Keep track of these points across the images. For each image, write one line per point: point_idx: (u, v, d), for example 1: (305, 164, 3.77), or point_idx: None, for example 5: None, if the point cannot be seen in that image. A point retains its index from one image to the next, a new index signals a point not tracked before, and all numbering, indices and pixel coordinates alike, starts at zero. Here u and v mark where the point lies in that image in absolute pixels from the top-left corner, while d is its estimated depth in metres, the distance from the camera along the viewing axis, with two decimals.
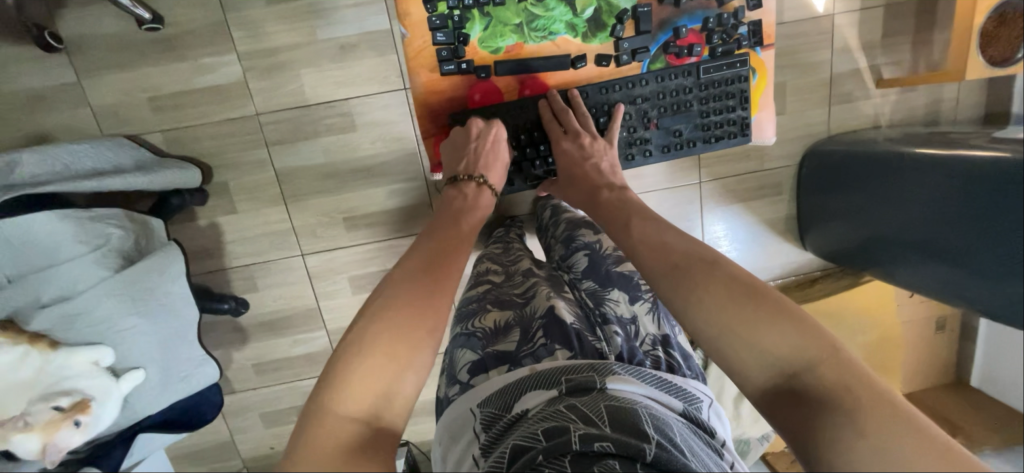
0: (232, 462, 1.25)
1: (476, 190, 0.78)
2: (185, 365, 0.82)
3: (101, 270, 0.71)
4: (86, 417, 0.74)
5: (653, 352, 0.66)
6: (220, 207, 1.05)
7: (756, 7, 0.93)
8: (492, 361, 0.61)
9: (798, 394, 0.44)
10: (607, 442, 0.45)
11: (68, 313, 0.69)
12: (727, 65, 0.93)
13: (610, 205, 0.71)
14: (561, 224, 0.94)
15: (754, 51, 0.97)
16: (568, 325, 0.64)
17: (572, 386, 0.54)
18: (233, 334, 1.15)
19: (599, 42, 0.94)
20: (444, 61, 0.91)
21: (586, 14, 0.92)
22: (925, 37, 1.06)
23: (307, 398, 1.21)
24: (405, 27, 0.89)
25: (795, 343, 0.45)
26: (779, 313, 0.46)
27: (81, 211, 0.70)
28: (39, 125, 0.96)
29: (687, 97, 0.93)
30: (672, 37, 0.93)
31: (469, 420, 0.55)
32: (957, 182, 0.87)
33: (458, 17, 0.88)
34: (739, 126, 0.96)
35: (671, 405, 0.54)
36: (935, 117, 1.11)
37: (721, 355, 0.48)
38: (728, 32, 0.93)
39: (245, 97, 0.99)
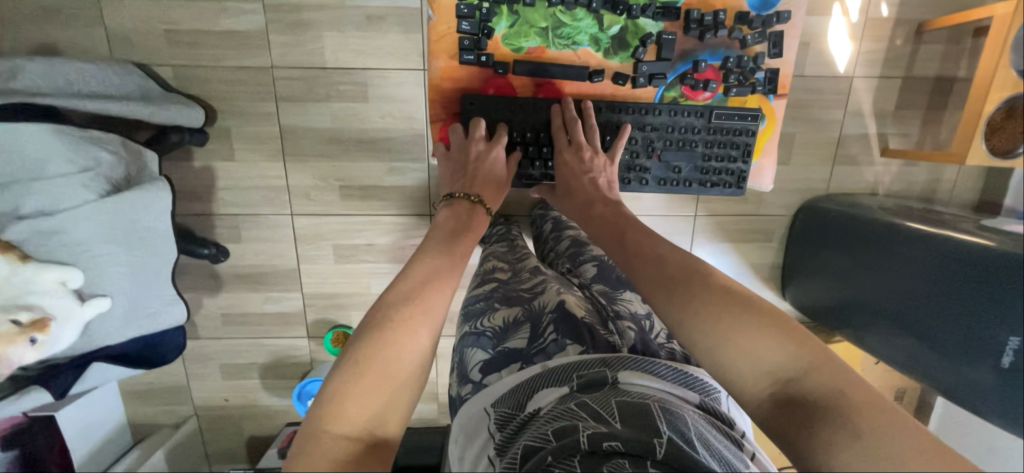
0: (182, 408, 1.24)
1: (469, 208, 0.73)
2: (152, 302, 0.82)
3: (87, 194, 0.69)
4: (43, 336, 0.72)
5: (669, 345, 0.66)
6: (217, 152, 1.04)
7: (777, 55, 0.95)
8: (504, 360, 0.61)
9: (795, 401, 0.42)
10: (616, 441, 0.46)
11: (43, 229, 0.67)
12: (738, 116, 0.93)
13: (603, 221, 0.71)
14: (563, 239, 0.97)
15: (767, 97, 0.99)
16: (579, 320, 0.66)
17: (584, 382, 0.55)
18: (207, 280, 1.14)
19: (619, 60, 0.95)
20: (465, 50, 0.91)
21: (611, 31, 0.93)
22: (936, 115, 1.08)
23: (270, 356, 1.20)
24: (434, 11, 0.89)
25: (789, 351, 0.45)
26: (772, 323, 0.46)
27: (77, 130, 0.68)
28: (48, 35, 0.94)
29: (694, 137, 0.94)
30: (690, 69, 0.95)
31: (483, 420, 0.55)
32: (945, 262, 0.89)
33: (486, 10, 0.88)
34: (736, 178, 0.97)
35: (685, 397, 0.55)
36: (931, 194, 1.13)
37: (713, 365, 0.48)
38: (745, 75, 0.95)
39: (263, 48, 0.98)
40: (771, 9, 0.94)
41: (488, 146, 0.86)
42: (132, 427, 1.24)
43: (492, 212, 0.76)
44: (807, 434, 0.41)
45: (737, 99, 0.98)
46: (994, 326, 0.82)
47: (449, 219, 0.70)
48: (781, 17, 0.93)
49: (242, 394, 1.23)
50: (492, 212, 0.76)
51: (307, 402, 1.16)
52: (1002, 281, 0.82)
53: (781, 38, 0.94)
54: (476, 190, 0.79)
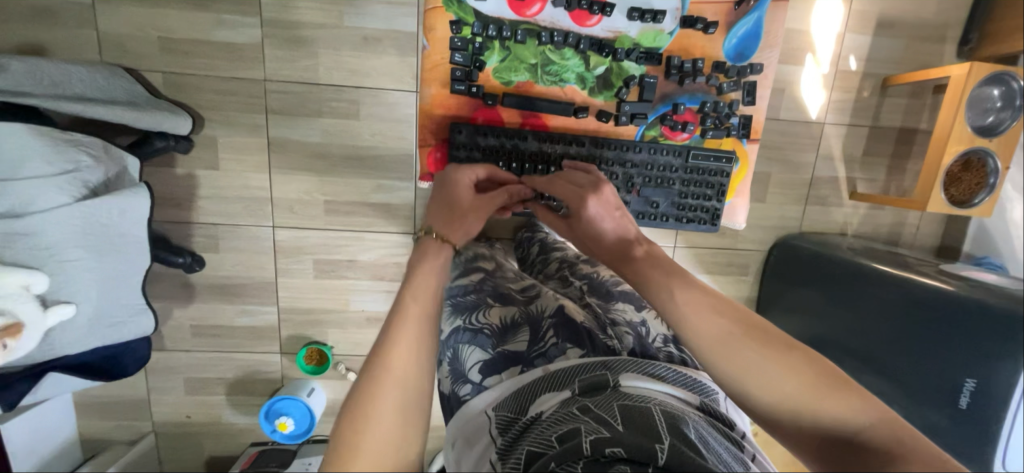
0: (140, 423, 1.18)
1: (429, 248, 0.61)
2: (119, 311, 0.78)
3: (61, 196, 0.67)
4: (13, 342, 0.68)
5: (666, 349, 0.66)
6: (201, 160, 1.03)
7: (751, 103, 1.00)
8: (504, 362, 0.61)
9: (860, 450, 0.45)
10: (618, 447, 0.46)
11: (12, 230, 0.65)
12: (714, 157, 0.97)
13: (637, 267, 0.62)
14: (551, 262, 0.95)
15: (739, 141, 1.03)
16: (579, 324, 0.66)
17: (584, 385, 0.55)
18: (179, 289, 1.10)
19: (604, 99, 0.99)
20: (456, 81, 0.93)
21: (597, 71, 0.97)
22: (901, 163, 1.15)
23: (238, 372, 1.17)
24: (428, 41, 0.92)
25: (852, 404, 0.47)
26: (832, 379, 0.48)
27: (57, 132, 0.67)
28: (39, 35, 0.94)
29: (671, 175, 0.97)
30: (670, 110, 0.99)
31: (483, 422, 0.54)
32: (903, 303, 0.94)
33: (478, 44, 0.91)
34: (710, 215, 1.00)
35: (687, 400, 0.55)
36: (896, 237, 1.19)
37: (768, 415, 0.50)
38: (721, 119, 1.00)
39: (258, 61, 0.99)
40: (746, 60, 0.99)
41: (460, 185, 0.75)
42: (84, 442, 1.17)
43: (458, 249, 0.65)
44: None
45: (712, 142, 1.02)
46: (955, 369, 0.88)
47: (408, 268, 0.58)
48: (754, 69, 0.98)
49: (206, 411, 1.18)
50: (457, 249, 0.65)
51: (273, 420, 1.12)
52: (963, 324, 0.87)
53: (755, 87, 0.99)
54: (445, 225, 0.66)
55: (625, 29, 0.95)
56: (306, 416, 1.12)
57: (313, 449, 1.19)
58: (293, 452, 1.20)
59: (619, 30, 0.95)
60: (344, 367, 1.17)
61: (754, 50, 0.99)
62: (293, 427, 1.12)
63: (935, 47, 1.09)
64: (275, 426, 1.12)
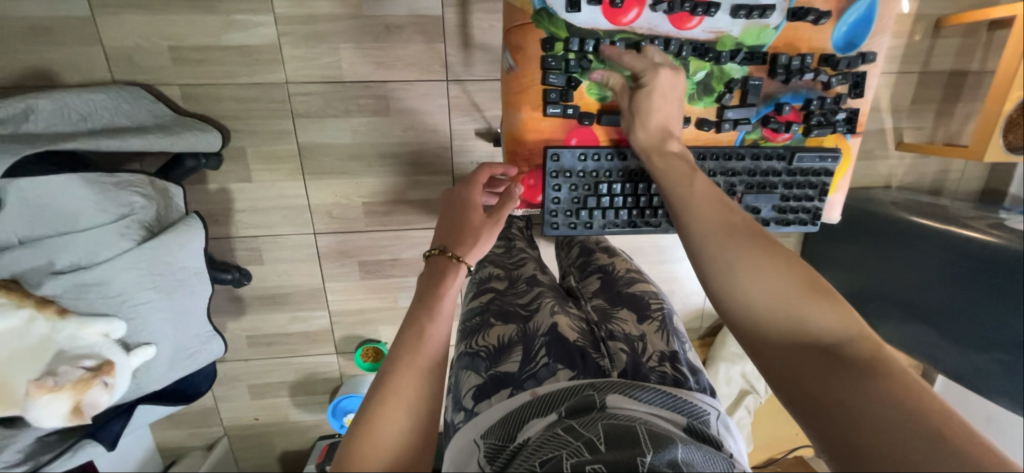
0: (211, 429, 1.23)
1: (441, 267, 0.62)
2: (192, 342, 0.79)
3: (124, 242, 0.66)
4: (113, 379, 0.68)
5: (661, 367, 0.61)
6: (233, 173, 0.99)
7: (858, 96, 0.80)
8: (493, 385, 0.59)
9: (830, 360, 0.45)
10: (598, 465, 0.43)
11: (83, 283, 0.63)
12: (820, 157, 0.80)
13: (665, 158, 0.70)
14: (575, 247, 0.94)
15: (842, 137, 0.83)
16: (572, 343, 0.63)
17: (571, 408, 0.52)
18: (229, 303, 1.11)
19: (703, 106, 0.78)
20: (550, 104, 0.75)
21: (698, 76, 0.77)
22: (949, 108, 1.10)
23: (298, 374, 1.20)
24: (516, 62, 0.74)
25: (836, 322, 0.46)
26: (822, 294, 0.48)
27: (106, 176, 0.64)
28: (41, 58, 0.87)
29: (774, 179, 0.81)
30: (773, 111, 0.79)
31: (472, 452, 0.52)
32: (953, 259, 0.96)
33: (574, 61, 0.73)
34: (811, 215, 0.84)
35: (673, 419, 0.51)
36: (940, 185, 1.17)
37: (753, 326, 0.50)
38: (827, 116, 0.80)
39: (277, 63, 0.93)
40: (856, 49, 0.79)
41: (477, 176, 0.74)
42: (163, 450, 1.23)
43: (471, 267, 0.64)
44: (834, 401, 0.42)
45: (814, 140, 0.82)
46: (1010, 318, 0.90)
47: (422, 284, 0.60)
48: (867, 59, 0.78)
49: (272, 412, 1.23)
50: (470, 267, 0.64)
51: (341, 417, 1.17)
52: (1013, 275, 0.88)
53: (864, 78, 0.79)
54: (455, 240, 0.66)
55: (728, 27, 0.75)
56: None
57: None
58: None
59: (722, 30, 0.75)
60: None
61: (865, 38, 0.78)
62: None
63: None
64: (344, 422, 1.17)
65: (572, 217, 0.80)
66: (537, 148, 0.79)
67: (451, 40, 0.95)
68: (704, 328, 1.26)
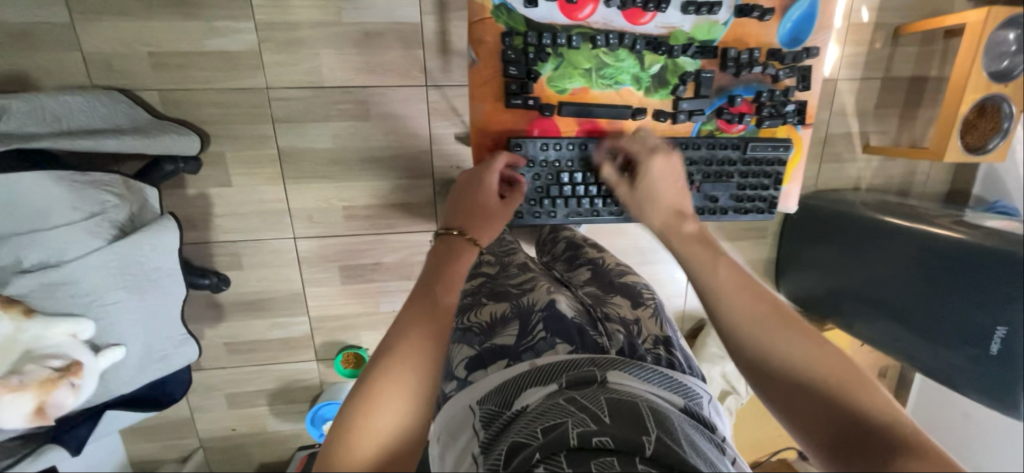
0: (186, 441, 1.20)
1: (454, 244, 0.59)
2: (164, 345, 0.78)
3: (94, 240, 0.66)
4: (79, 380, 0.68)
5: (655, 350, 0.64)
6: (212, 178, 1.00)
7: (805, 89, 0.87)
8: (490, 356, 0.61)
9: (872, 444, 0.43)
10: (605, 437, 0.45)
11: (51, 281, 0.63)
12: (771, 146, 0.86)
13: (685, 242, 0.62)
14: (559, 243, 0.93)
15: (793, 128, 0.90)
16: (569, 320, 0.64)
17: (572, 380, 0.54)
18: (207, 309, 1.10)
19: (659, 98, 0.85)
20: (511, 95, 0.80)
21: (653, 70, 0.83)
22: (911, 113, 1.15)
23: (277, 382, 1.18)
24: (477, 55, 0.78)
25: (869, 404, 0.46)
26: (856, 376, 0.48)
27: (77, 174, 0.65)
28: (19, 64, 0.87)
29: (730, 169, 0.86)
30: (726, 103, 0.86)
31: (468, 417, 0.55)
32: (923, 256, 0.98)
33: (533, 54, 0.78)
34: (767, 203, 0.89)
35: (670, 400, 0.54)
36: (908, 187, 1.20)
37: (789, 400, 0.49)
38: (777, 108, 0.86)
39: (257, 68, 0.94)
40: (800, 45, 0.86)
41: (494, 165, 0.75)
42: (136, 464, 1.20)
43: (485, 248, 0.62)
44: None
45: (767, 131, 0.89)
46: (978, 314, 0.92)
47: (432, 259, 0.57)
48: (810, 53, 0.85)
49: (251, 422, 1.20)
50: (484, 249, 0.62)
51: (320, 426, 1.16)
52: (985, 268, 0.91)
53: (810, 72, 0.86)
54: (468, 221, 0.63)
55: (679, 23, 0.82)
56: None
57: None
58: None
59: (674, 25, 0.82)
60: None
61: (809, 34, 0.86)
62: None
63: None
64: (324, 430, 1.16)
65: (536, 206, 0.83)
66: (501, 138, 0.82)
67: (430, 47, 0.98)
68: (686, 329, 1.27)
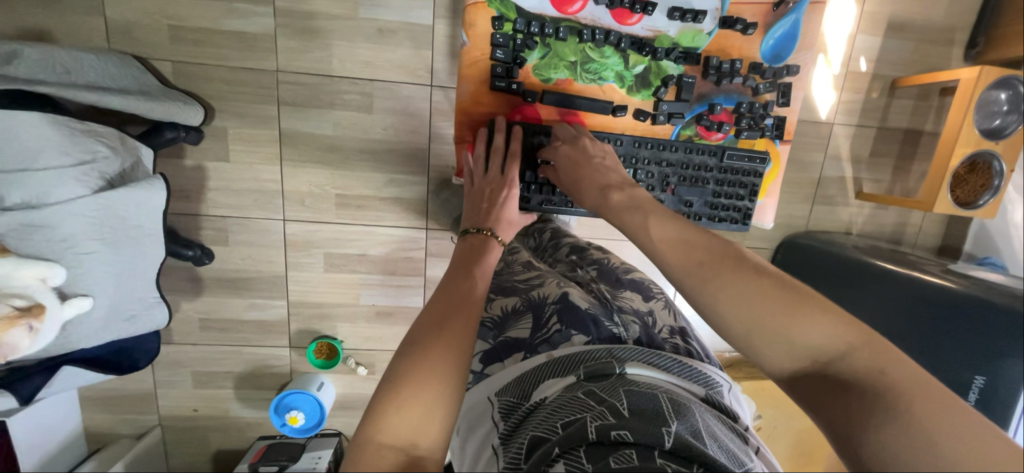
0: (146, 417, 1.17)
1: (482, 241, 0.64)
2: (134, 305, 0.81)
3: (79, 188, 0.69)
4: (40, 324, 0.71)
5: (672, 340, 0.63)
6: (211, 152, 1.01)
7: (785, 105, 0.91)
8: (506, 349, 0.60)
9: (834, 383, 0.42)
10: (624, 431, 0.44)
11: (26, 222, 0.66)
12: (748, 157, 0.88)
13: (621, 214, 0.62)
14: (562, 247, 0.91)
15: (771, 142, 0.93)
16: (584, 310, 0.63)
17: (590, 371, 0.54)
18: (187, 282, 1.09)
19: (641, 98, 0.88)
20: (496, 78, 0.82)
21: (636, 70, 0.86)
22: (906, 164, 1.16)
23: (246, 365, 1.16)
24: (468, 37, 0.81)
25: (830, 330, 0.43)
26: (810, 301, 0.44)
27: (75, 122, 0.70)
28: (43, 21, 0.91)
29: (706, 175, 0.87)
30: (706, 110, 0.89)
31: (486, 408, 0.54)
32: (910, 301, 0.98)
33: (521, 41, 0.81)
34: (741, 214, 0.90)
35: (691, 390, 0.53)
36: (900, 236, 1.21)
37: (750, 349, 0.46)
38: (756, 120, 0.90)
39: (270, 51, 0.97)
40: (782, 62, 0.90)
41: (510, 164, 0.77)
42: (89, 436, 1.17)
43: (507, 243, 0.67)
44: (846, 429, 0.40)
45: (745, 142, 0.92)
46: (961, 367, 0.92)
47: (458, 255, 0.61)
48: (791, 71, 0.89)
49: (214, 404, 1.18)
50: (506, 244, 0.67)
51: (283, 415, 1.13)
52: (972, 321, 0.90)
53: (790, 89, 0.90)
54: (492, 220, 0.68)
55: (665, 28, 0.85)
56: (316, 410, 1.13)
57: (322, 443, 1.22)
58: (301, 446, 1.21)
59: (659, 29, 0.85)
60: (354, 362, 1.17)
61: (790, 52, 0.89)
62: (303, 421, 1.13)
63: (942, 50, 1.10)
64: (286, 420, 1.12)
65: None
66: (481, 119, 0.85)
67: (439, 49, 1.01)
68: None
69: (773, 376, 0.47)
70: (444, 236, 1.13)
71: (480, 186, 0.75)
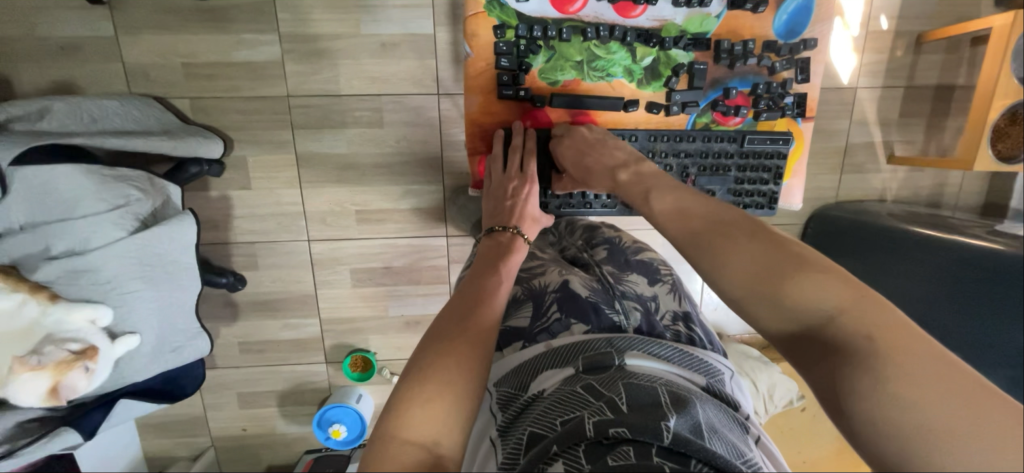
0: (199, 439, 1.22)
1: (509, 240, 0.63)
2: (178, 337, 0.85)
3: (118, 231, 0.73)
4: (95, 364, 0.75)
5: (674, 326, 0.64)
6: (234, 181, 1.04)
7: (805, 81, 0.87)
8: (505, 338, 0.60)
9: (819, 348, 0.41)
10: (622, 428, 0.44)
11: (74, 268, 0.70)
12: (770, 139, 0.85)
13: (628, 190, 0.63)
14: (576, 231, 0.87)
15: (793, 121, 0.90)
16: (584, 299, 0.64)
17: (588, 363, 0.53)
18: (224, 308, 1.13)
19: (652, 91, 0.86)
20: (503, 86, 0.82)
21: (644, 62, 0.85)
22: (939, 122, 1.10)
23: (286, 383, 1.20)
24: (471, 48, 0.81)
25: (821, 293, 0.41)
26: (801, 265, 0.43)
27: (106, 169, 0.73)
28: (68, 73, 0.95)
29: (726, 162, 0.85)
30: (721, 96, 0.86)
31: (486, 399, 0.54)
32: (952, 266, 0.94)
33: (524, 47, 0.81)
34: (767, 199, 0.87)
35: (692, 379, 0.53)
36: (938, 198, 1.15)
37: (743, 311, 0.46)
38: (775, 100, 0.87)
39: (280, 77, 0.99)
40: (798, 37, 0.86)
41: (529, 159, 0.75)
42: (149, 460, 1.23)
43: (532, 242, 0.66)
44: (828, 390, 0.39)
45: (766, 124, 0.89)
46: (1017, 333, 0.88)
47: (482, 254, 0.61)
48: (808, 44, 0.86)
49: (260, 423, 1.22)
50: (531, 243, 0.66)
51: (326, 428, 1.16)
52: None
53: (809, 64, 0.87)
54: (515, 221, 0.67)
55: (671, 16, 0.83)
56: (357, 422, 1.15)
57: None
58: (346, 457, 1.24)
59: (666, 18, 0.83)
60: (389, 372, 1.20)
61: (806, 27, 0.86)
62: (346, 433, 1.16)
63: None
64: (329, 434, 1.15)
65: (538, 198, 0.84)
66: (491, 129, 0.85)
67: (442, 56, 1.01)
68: None
69: (765, 337, 0.46)
70: (464, 241, 1.13)
71: (500, 184, 0.73)
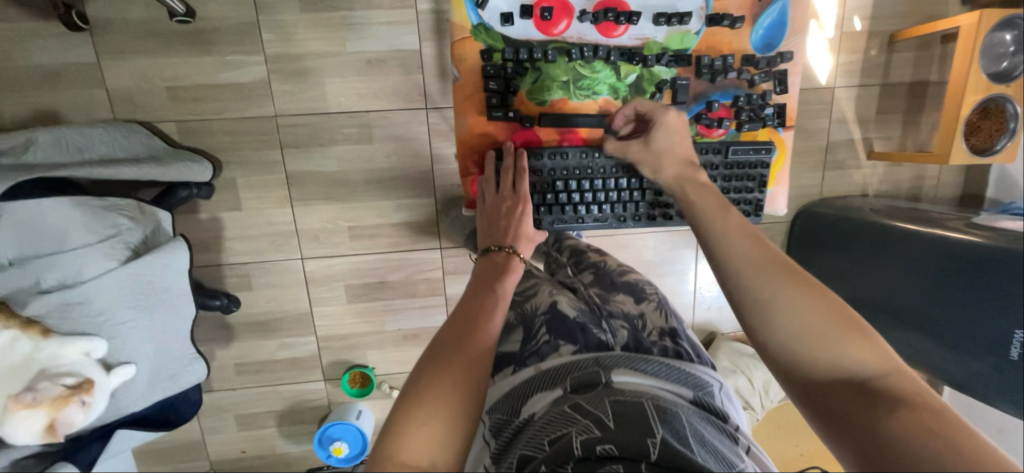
0: (197, 463, 1.21)
1: (505, 259, 0.64)
2: (173, 365, 0.84)
3: (108, 262, 0.73)
4: (91, 397, 0.74)
5: (661, 341, 0.65)
6: (225, 203, 1.04)
7: (784, 92, 0.89)
8: (499, 362, 0.62)
9: (865, 395, 0.45)
10: (609, 445, 0.45)
11: (68, 301, 0.70)
12: (752, 150, 0.87)
13: (698, 193, 0.67)
14: (564, 251, 0.89)
15: (775, 131, 0.92)
16: (572, 320, 0.65)
17: (576, 383, 0.55)
18: (218, 330, 1.12)
19: None
20: (492, 108, 0.83)
21: (628, 80, 0.86)
22: (914, 118, 1.14)
23: (284, 403, 1.19)
24: (459, 72, 0.83)
25: (869, 354, 0.47)
26: (854, 327, 0.49)
27: (95, 199, 0.73)
28: (50, 101, 0.94)
29: (711, 173, 0.87)
30: (705, 109, 0.88)
31: (479, 427, 0.55)
32: (933, 257, 0.96)
33: (511, 69, 0.82)
34: (753, 207, 0.90)
35: (680, 393, 0.54)
36: (918, 191, 1.18)
37: (791, 353, 0.49)
38: (756, 112, 0.89)
39: (267, 97, 0.99)
40: (774, 50, 0.89)
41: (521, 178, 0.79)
42: None
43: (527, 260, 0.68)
44: (871, 429, 0.43)
45: (748, 134, 0.91)
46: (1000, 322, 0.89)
47: (479, 272, 0.62)
48: (784, 58, 0.87)
49: (259, 444, 1.21)
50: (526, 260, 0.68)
51: (327, 446, 1.15)
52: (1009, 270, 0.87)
53: (786, 76, 0.89)
54: (511, 240, 0.68)
55: (653, 34, 0.85)
56: (358, 439, 1.15)
57: None
58: None
59: (647, 36, 0.85)
60: (388, 386, 1.19)
61: (781, 40, 0.88)
62: (348, 450, 1.15)
63: None
64: (330, 452, 1.15)
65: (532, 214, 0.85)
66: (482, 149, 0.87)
67: (429, 71, 1.02)
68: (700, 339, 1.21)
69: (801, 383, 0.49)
70: (458, 253, 1.14)
71: (494, 204, 0.76)
